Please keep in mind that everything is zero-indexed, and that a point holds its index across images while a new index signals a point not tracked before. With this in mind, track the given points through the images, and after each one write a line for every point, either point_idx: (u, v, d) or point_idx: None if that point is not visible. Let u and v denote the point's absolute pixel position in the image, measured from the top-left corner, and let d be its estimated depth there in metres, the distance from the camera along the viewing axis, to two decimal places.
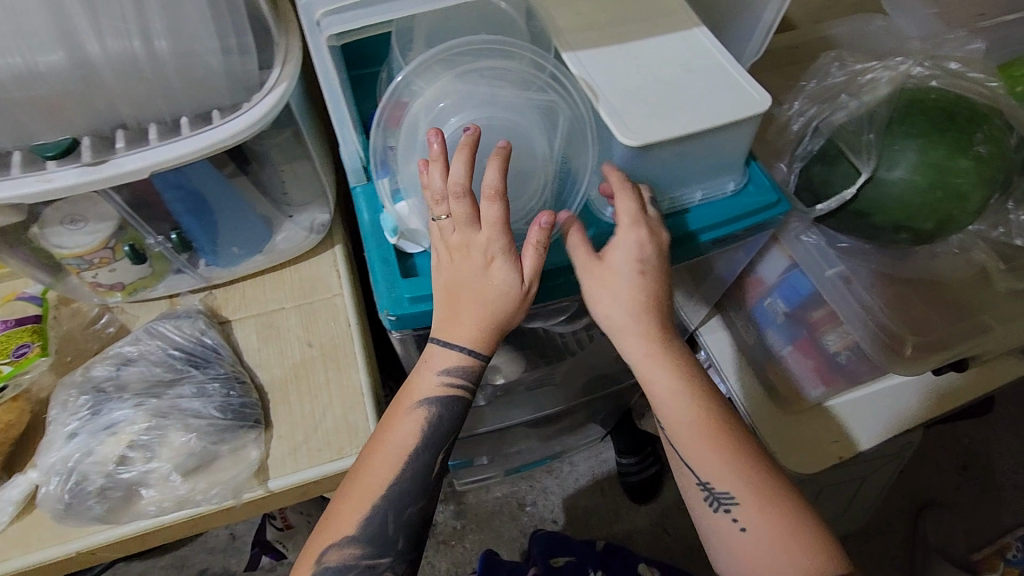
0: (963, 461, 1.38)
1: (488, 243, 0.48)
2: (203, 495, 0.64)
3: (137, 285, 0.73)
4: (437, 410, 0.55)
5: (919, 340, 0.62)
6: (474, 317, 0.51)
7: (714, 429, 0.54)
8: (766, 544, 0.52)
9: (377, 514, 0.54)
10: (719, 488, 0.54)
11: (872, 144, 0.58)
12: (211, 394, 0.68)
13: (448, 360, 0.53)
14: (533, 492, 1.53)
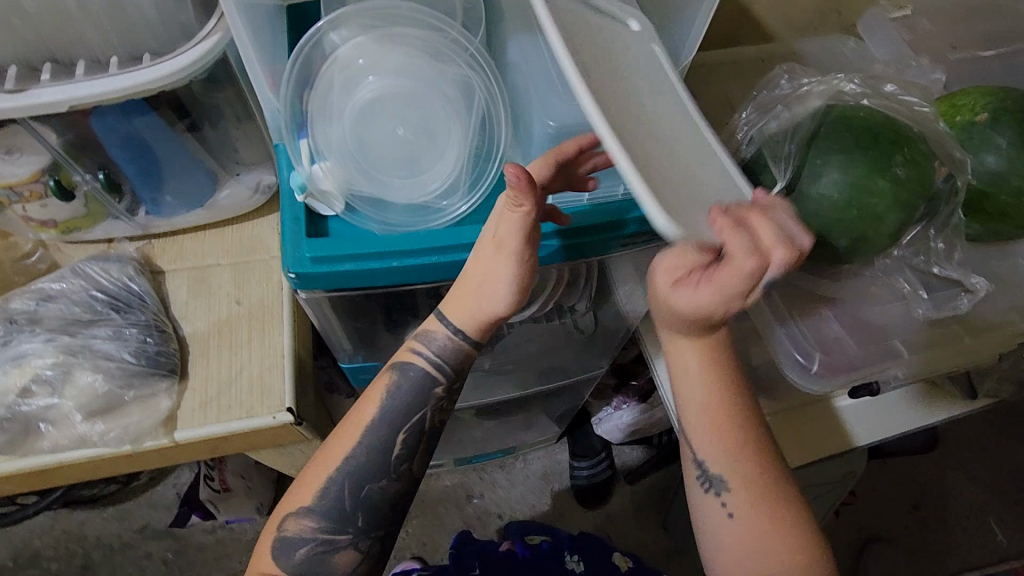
0: (916, 501, 1.37)
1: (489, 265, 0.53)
2: (101, 437, 0.65)
3: (71, 224, 0.73)
4: (412, 377, 0.59)
5: (831, 360, 0.62)
6: (471, 308, 0.56)
7: (729, 414, 0.55)
8: (754, 533, 0.54)
9: (335, 487, 0.57)
10: (712, 471, 0.56)
11: (794, 156, 0.58)
12: (127, 338, 0.68)
13: (428, 342, 0.59)
14: (482, 484, 1.53)
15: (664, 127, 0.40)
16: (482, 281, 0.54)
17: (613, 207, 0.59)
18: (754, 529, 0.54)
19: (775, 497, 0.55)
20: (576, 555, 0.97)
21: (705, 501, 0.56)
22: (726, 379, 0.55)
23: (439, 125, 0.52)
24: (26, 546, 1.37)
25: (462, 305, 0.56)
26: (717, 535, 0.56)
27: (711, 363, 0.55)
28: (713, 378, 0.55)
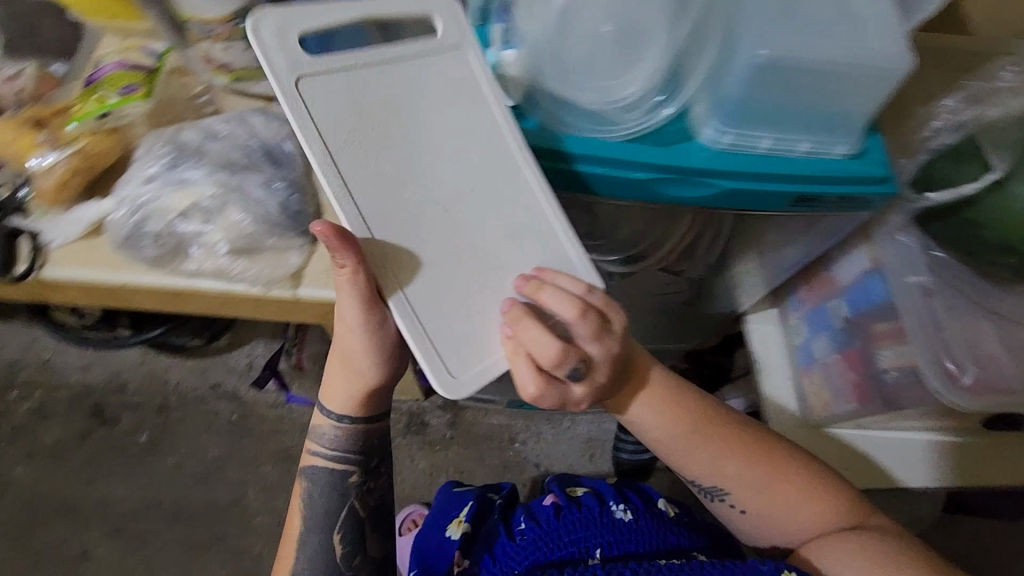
0: None
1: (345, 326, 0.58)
2: (238, 274, 0.69)
3: (243, 73, 0.75)
4: (319, 469, 0.66)
5: (982, 376, 0.60)
6: (339, 369, 0.64)
7: (700, 440, 0.65)
8: (763, 512, 0.65)
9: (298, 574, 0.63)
10: (706, 484, 0.67)
11: (1015, 148, 0.55)
12: (275, 191, 0.71)
13: (323, 422, 0.65)
14: (526, 432, 1.55)
15: (440, 259, 0.52)
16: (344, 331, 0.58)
17: (784, 164, 0.55)
18: (768, 509, 0.65)
19: (788, 487, 0.64)
20: (626, 504, 0.77)
21: (726, 510, 0.67)
22: (670, 404, 0.64)
23: (638, 36, 0.50)
24: (116, 373, 1.51)
25: (335, 382, 0.64)
26: (743, 526, 0.67)
27: (658, 389, 0.65)
28: (654, 403, 0.65)
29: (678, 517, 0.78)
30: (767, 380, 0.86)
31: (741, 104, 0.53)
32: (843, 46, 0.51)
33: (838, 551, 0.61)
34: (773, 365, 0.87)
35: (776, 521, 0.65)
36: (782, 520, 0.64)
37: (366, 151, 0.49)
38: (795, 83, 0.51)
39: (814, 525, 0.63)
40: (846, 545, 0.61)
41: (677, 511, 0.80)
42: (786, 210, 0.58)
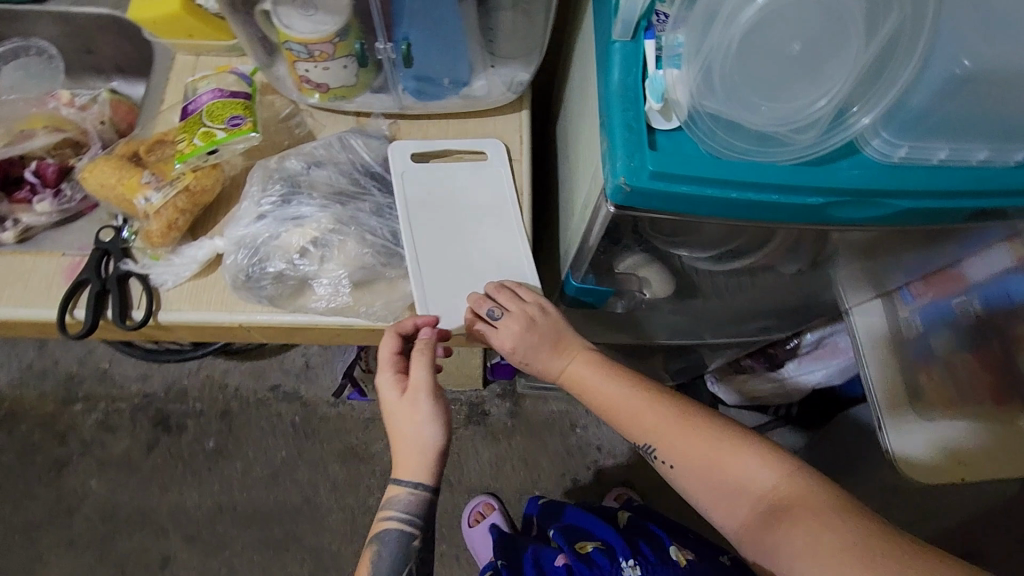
0: None
1: (395, 405, 0.62)
2: (365, 308, 0.66)
3: (337, 92, 0.72)
4: (390, 537, 0.63)
5: None
6: (401, 444, 0.62)
7: (634, 408, 0.61)
8: (695, 465, 0.57)
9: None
10: (641, 442, 0.61)
11: None
12: (388, 216, 0.70)
13: (399, 494, 0.62)
14: (587, 416, 1.49)
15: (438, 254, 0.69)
16: (401, 413, 0.62)
17: (959, 178, 0.53)
18: (695, 464, 0.57)
19: (703, 440, 0.57)
20: (636, 559, 0.86)
21: (662, 470, 0.60)
22: (612, 372, 0.63)
23: (829, 53, 0.46)
24: (176, 382, 1.45)
25: (404, 456, 0.62)
26: (687, 489, 0.58)
27: (595, 358, 0.64)
28: (592, 365, 0.64)
29: (688, 564, 0.86)
30: (883, 371, 0.77)
31: (926, 119, 0.49)
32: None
33: (763, 514, 0.53)
34: (883, 361, 0.78)
35: (712, 482, 0.56)
36: (719, 481, 0.56)
37: (439, 238, 0.70)
38: (990, 96, 0.48)
39: (750, 481, 0.55)
40: (762, 506, 0.53)
41: (690, 556, 0.88)
42: (951, 220, 0.56)
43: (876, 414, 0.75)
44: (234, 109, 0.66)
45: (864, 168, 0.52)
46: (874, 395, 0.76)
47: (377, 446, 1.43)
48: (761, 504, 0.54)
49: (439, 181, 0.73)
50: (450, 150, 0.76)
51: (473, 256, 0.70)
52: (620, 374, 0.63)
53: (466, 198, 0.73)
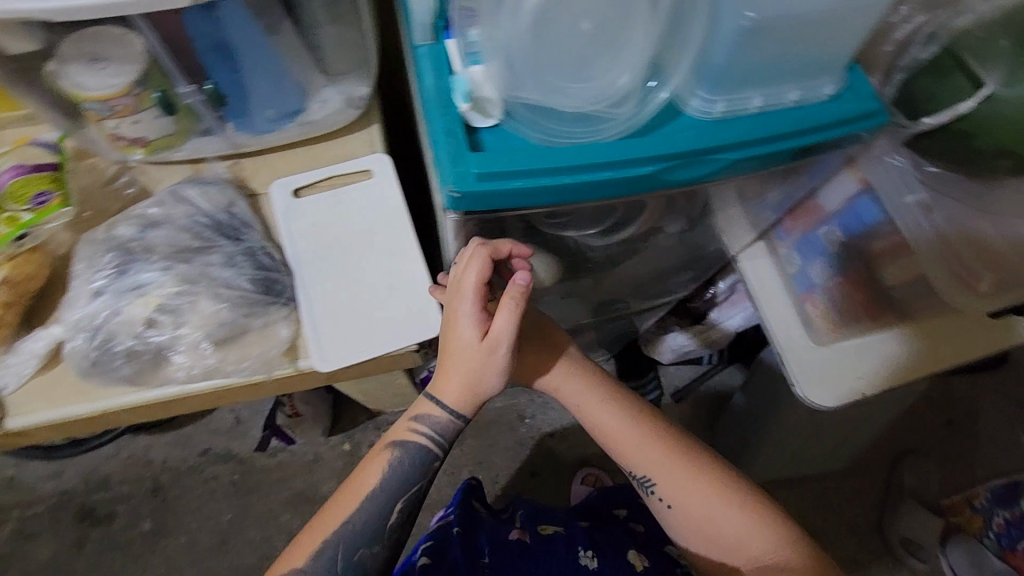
0: (950, 415, 1.37)
1: (467, 343, 0.58)
2: (234, 366, 0.62)
3: (160, 143, 0.67)
4: (411, 451, 0.63)
5: (995, 278, 0.63)
6: (454, 369, 0.60)
7: (640, 450, 0.64)
8: (691, 511, 0.62)
9: (331, 549, 0.60)
10: (638, 474, 0.64)
11: (1004, 52, 0.53)
12: (241, 265, 0.65)
13: (431, 412, 0.63)
14: (533, 405, 1.49)
15: (331, 295, 0.68)
16: (469, 351, 0.59)
17: (777, 121, 0.54)
18: (695, 515, 0.62)
19: (703, 489, 0.62)
20: (594, 552, 0.80)
21: (655, 505, 0.64)
22: (628, 419, 0.65)
23: (618, 28, 0.45)
24: (95, 470, 1.35)
25: (451, 380, 0.61)
26: (674, 523, 0.64)
27: (607, 399, 0.66)
28: (605, 407, 0.66)
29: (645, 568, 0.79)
30: (773, 313, 0.75)
31: (729, 73, 0.51)
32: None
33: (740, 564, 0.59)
34: (783, 317, 0.75)
35: (702, 531, 0.62)
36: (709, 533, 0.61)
37: (322, 275, 0.69)
38: (782, 40, 0.49)
39: (738, 536, 0.60)
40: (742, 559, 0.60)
41: (646, 564, 0.80)
42: (783, 163, 0.57)
43: (788, 371, 0.71)
44: (39, 185, 0.63)
45: (686, 129, 0.53)
46: (769, 331, 0.74)
47: (327, 484, 1.37)
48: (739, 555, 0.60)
49: (318, 219, 0.71)
50: (334, 177, 0.74)
51: (359, 289, 0.69)
52: (638, 420, 0.65)
53: (344, 230, 0.71)
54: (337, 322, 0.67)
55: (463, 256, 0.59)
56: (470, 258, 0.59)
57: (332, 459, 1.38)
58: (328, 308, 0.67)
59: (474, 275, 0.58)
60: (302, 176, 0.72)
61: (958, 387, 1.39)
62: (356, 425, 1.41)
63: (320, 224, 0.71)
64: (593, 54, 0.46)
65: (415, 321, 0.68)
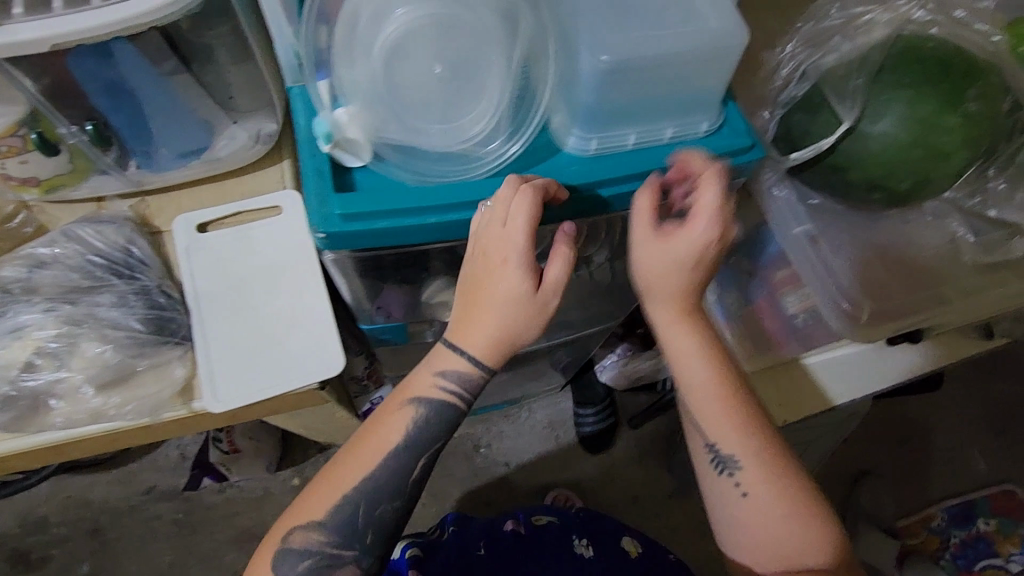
0: (905, 435, 1.36)
1: (507, 233, 0.48)
2: (116, 411, 0.60)
3: (56, 182, 0.67)
4: (436, 409, 0.56)
5: (879, 309, 0.61)
6: (478, 317, 0.50)
7: (718, 405, 0.55)
8: (761, 514, 0.54)
9: (350, 509, 0.54)
10: (727, 454, 0.55)
11: (858, 90, 0.54)
12: (133, 304, 0.64)
13: (453, 364, 0.54)
14: (488, 433, 1.46)
15: (230, 335, 0.67)
16: (516, 306, 0.49)
17: (655, 158, 0.54)
18: (758, 517, 0.54)
19: (782, 495, 0.54)
20: (588, 540, 0.86)
21: (724, 489, 0.55)
22: (715, 349, 0.55)
23: (476, 64, 0.46)
24: (31, 512, 1.30)
25: (478, 331, 0.51)
26: (736, 516, 0.55)
27: (688, 321, 0.53)
28: (698, 344, 0.54)
29: (641, 555, 0.86)
30: None
31: (598, 111, 0.51)
32: (678, 31, 0.49)
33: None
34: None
35: (768, 545, 0.54)
36: (777, 550, 0.53)
37: (221, 314, 0.68)
38: (645, 80, 0.50)
39: (802, 553, 0.53)
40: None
41: (640, 549, 0.87)
42: (665, 197, 0.58)
43: None
44: None
45: (561, 166, 0.53)
46: None
47: (275, 521, 1.32)
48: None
49: (221, 255, 0.70)
50: (241, 213, 0.73)
51: (258, 328, 0.68)
52: (717, 347, 0.55)
53: (247, 265, 0.70)
54: (233, 362, 0.66)
55: (489, 200, 0.48)
56: (518, 199, 0.47)
57: (281, 495, 1.33)
58: (225, 348, 0.66)
59: (522, 213, 0.47)
60: (204, 210, 0.71)
61: (913, 407, 1.39)
62: (308, 457, 1.36)
63: (223, 260, 0.70)
64: (451, 96, 0.47)
65: (315, 359, 0.68)
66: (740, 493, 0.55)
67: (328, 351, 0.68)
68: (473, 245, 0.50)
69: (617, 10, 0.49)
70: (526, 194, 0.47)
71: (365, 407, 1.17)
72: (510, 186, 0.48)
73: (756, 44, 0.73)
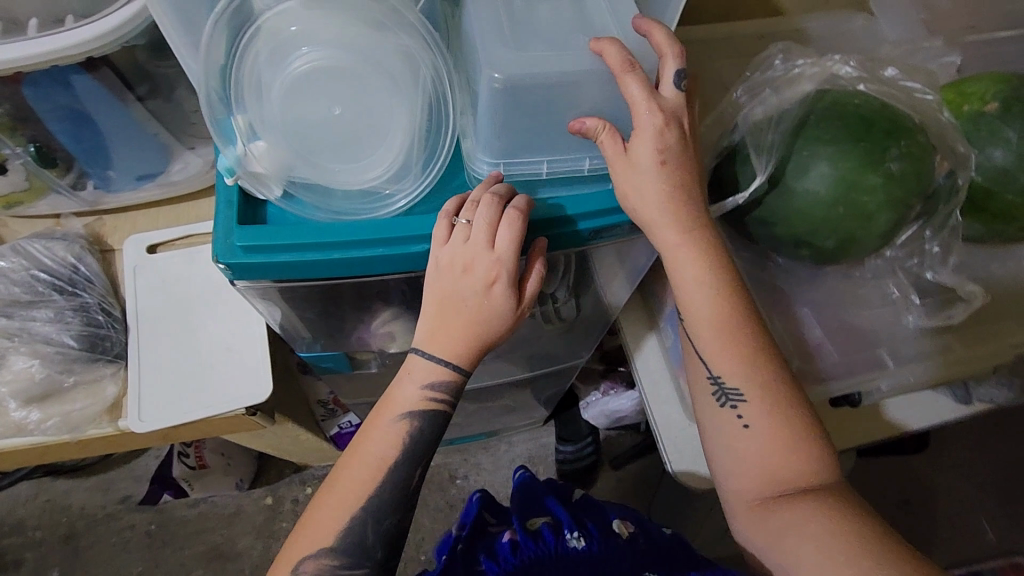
0: (906, 495, 1.28)
1: (496, 263, 0.49)
2: (36, 426, 0.63)
3: (14, 198, 0.69)
4: (425, 414, 0.55)
5: (805, 366, 0.59)
6: (459, 328, 0.51)
7: (719, 336, 0.52)
8: (765, 447, 0.51)
9: (359, 524, 0.52)
10: (730, 384, 0.52)
11: (776, 144, 0.53)
12: (68, 321, 0.66)
13: (436, 372, 0.53)
14: (466, 465, 1.41)
15: (164, 355, 0.69)
16: (496, 309, 0.50)
17: (569, 203, 0.53)
18: (757, 448, 0.51)
19: (783, 429, 0.50)
20: (583, 531, 0.72)
21: (726, 421, 0.52)
22: (726, 285, 0.52)
23: (376, 103, 0.48)
24: (10, 513, 1.27)
25: (453, 329, 0.51)
26: (737, 450, 0.52)
27: (689, 241, 0.50)
28: (710, 288, 0.51)
29: (633, 537, 0.75)
30: (655, 396, 0.81)
31: (504, 137, 0.49)
32: (582, 53, 0.46)
33: (816, 523, 0.48)
34: (663, 397, 0.81)
35: (767, 476, 0.50)
36: (778, 477, 0.50)
37: (158, 333, 0.69)
38: (548, 105, 0.47)
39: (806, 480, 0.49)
40: (814, 513, 0.48)
41: (632, 530, 0.77)
42: (589, 243, 0.56)
43: (663, 450, 0.78)
44: None
45: None
46: (649, 411, 0.81)
47: (243, 541, 1.28)
48: (803, 509, 0.48)
49: (166, 276, 0.72)
50: (192, 235, 0.74)
51: (191, 350, 0.69)
52: (733, 276, 0.52)
53: (190, 288, 0.72)
54: (163, 382, 0.67)
55: (464, 215, 0.48)
56: (489, 218, 0.47)
57: (252, 514, 1.30)
58: (157, 369, 0.68)
59: (510, 218, 0.48)
60: (153, 232, 0.73)
61: (913, 465, 1.31)
62: (282, 478, 1.34)
63: (167, 281, 0.72)
64: (355, 134, 0.48)
65: (245, 385, 0.69)
66: (740, 427, 0.52)
67: (259, 378, 0.69)
68: (438, 262, 0.49)
69: (516, 29, 0.46)
70: (508, 211, 0.48)
71: (334, 430, 1.16)
72: (482, 203, 0.48)
73: (715, 91, 0.72)
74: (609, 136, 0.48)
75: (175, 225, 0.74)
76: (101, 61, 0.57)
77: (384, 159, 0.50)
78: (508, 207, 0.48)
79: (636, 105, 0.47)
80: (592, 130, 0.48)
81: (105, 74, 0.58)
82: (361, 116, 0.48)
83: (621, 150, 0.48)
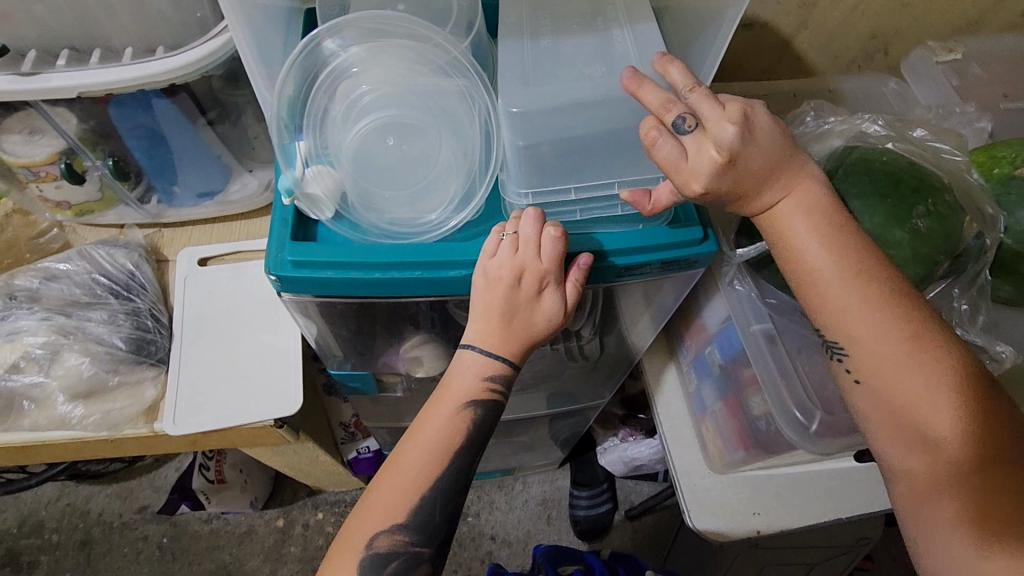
0: None
1: (543, 272, 0.51)
2: (79, 420, 0.67)
3: (85, 207, 0.74)
4: (484, 400, 0.56)
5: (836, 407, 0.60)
6: (509, 328, 0.53)
7: (849, 289, 0.47)
8: (886, 398, 0.47)
9: (428, 502, 0.53)
10: (833, 340, 0.49)
11: None
12: (120, 323, 0.71)
13: (479, 367, 0.55)
14: (478, 502, 1.40)
15: (202, 362, 0.72)
16: (544, 315, 0.53)
17: (604, 238, 0.54)
18: (883, 403, 0.47)
19: (915, 377, 0.45)
20: None
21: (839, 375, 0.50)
22: (832, 232, 0.48)
23: (436, 137, 0.52)
24: (32, 514, 1.30)
25: (497, 324, 0.53)
26: (858, 405, 0.49)
27: (819, 226, 0.48)
28: (810, 224, 0.48)
29: None
30: (676, 440, 0.81)
31: (537, 166, 0.52)
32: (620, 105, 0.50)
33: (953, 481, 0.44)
34: (684, 443, 0.81)
35: (902, 423, 0.46)
36: (911, 419, 0.46)
37: (202, 342, 0.73)
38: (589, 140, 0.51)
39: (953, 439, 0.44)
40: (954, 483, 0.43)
41: None
42: (618, 280, 0.57)
43: (684, 500, 0.77)
44: None
45: None
46: (670, 456, 0.80)
47: (252, 562, 1.28)
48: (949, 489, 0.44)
49: (216, 290, 0.76)
50: (241, 251, 0.78)
51: (232, 359, 0.73)
52: (845, 240, 0.48)
53: (236, 301, 0.76)
54: (203, 388, 0.71)
55: (502, 231, 0.52)
56: (534, 232, 0.50)
57: (264, 534, 1.31)
58: (197, 376, 0.71)
59: (546, 232, 0.50)
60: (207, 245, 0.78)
61: None
62: (295, 501, 1.34)
63: (215, 292, 0.76)
64: (416, 166, 0.53)
65: (282, 393, 0.72)
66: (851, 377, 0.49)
67: (291, 390, 0.72)
68: (488, 274, 0.51)
69: (539, 78, 0.51)
70: (549, 235, 0.50)
71: (351, 455, 1.18)
72: (525, 216, 0.51)
73: None
74: (667, 139, 0.46)
75: (225, 242, 0.79)
76: (181, 87, 0.63)
77: (438, 189, 0.53)
78: (549, 224, 0.51)
79: (687, 145, 0.46)
80: (653, 209, 0.51)
81: (182, 98, 0.64)
82: (422, 151, 0.52)
83: (678, 162, 0.46)
